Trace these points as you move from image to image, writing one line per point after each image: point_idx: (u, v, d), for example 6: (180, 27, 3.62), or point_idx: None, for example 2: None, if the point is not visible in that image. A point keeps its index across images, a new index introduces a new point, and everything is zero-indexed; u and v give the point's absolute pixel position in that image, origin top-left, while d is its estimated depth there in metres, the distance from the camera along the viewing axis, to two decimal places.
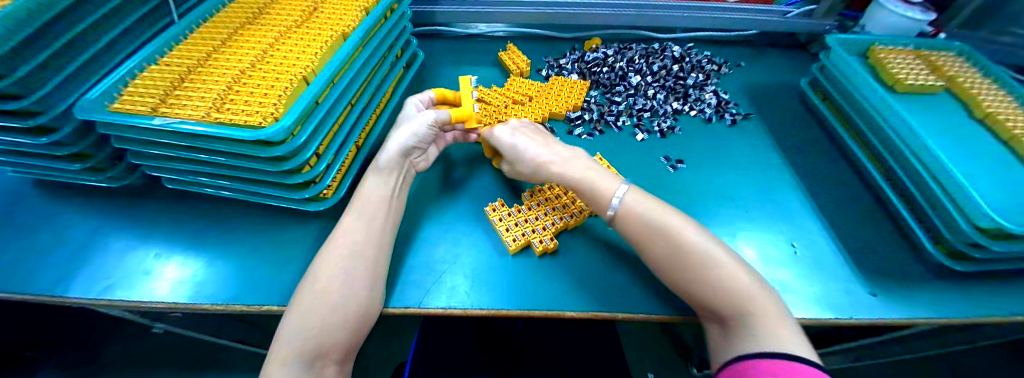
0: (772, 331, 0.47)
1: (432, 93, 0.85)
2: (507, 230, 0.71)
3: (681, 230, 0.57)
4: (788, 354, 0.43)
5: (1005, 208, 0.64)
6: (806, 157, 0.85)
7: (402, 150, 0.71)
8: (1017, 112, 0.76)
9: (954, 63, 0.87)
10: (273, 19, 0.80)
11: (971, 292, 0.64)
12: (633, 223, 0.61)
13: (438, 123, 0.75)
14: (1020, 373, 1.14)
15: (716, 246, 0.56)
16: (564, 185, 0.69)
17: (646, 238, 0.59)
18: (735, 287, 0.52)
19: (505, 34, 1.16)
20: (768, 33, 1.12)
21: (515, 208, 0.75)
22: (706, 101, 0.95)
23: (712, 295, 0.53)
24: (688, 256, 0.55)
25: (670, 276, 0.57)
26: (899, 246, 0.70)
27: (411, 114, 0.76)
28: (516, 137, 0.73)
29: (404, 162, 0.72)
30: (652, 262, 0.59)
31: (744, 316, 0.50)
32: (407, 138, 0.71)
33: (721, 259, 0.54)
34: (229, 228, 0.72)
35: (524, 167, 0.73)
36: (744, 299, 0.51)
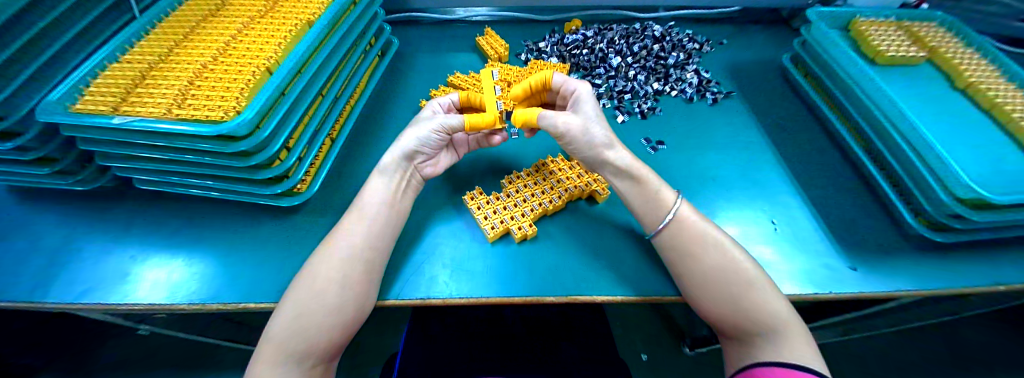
0: (796, 352, 0.49)
1: (457, 97, 0.78)
2: (487, 217, 0.70)
3: (717, 244, 0.58)
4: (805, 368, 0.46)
5: (985, 177, 0.64)
6: (789, 134, 0.85)
7: (406, 154, 0.67)
8: (999, 80, 0.76)
9: (936, 34, 0.86)
10: (237, 10, 0.77)
11: (950, 263, 0.64)
12: (668, 235, 0.61)
13: (447, 129, 0.69)
14: (999, 340, 1.16)
15: (749, 263, 0.56)
16: (625, 168, 0.65)
17: (685, 248, 0.59)
18: (763, 308, 0.53)
19: (484, 19, 1.14)
20: (750, 10, 1.10)
21: (494, 195, 0.75)
22: (688, 80, 0.94)
23: (742, 308, 0.53)
24: (725, 270, 0.56)
25: (701, 285, 0.57)
26: (880, 220, 0.70)
27: (427, 118, 0.70)
28: (596, 110, 0.69)
29: (409, 166, 0.68)
30: (687, 269, 0.58)
31: (769, 332, 0.51)
32: (410, 143, 0.67)
33: (752, 277, 0.55)
34: (208, 227, 0.71)
35: (604, 129, 0.67)
36: (771, 315, 0.52)
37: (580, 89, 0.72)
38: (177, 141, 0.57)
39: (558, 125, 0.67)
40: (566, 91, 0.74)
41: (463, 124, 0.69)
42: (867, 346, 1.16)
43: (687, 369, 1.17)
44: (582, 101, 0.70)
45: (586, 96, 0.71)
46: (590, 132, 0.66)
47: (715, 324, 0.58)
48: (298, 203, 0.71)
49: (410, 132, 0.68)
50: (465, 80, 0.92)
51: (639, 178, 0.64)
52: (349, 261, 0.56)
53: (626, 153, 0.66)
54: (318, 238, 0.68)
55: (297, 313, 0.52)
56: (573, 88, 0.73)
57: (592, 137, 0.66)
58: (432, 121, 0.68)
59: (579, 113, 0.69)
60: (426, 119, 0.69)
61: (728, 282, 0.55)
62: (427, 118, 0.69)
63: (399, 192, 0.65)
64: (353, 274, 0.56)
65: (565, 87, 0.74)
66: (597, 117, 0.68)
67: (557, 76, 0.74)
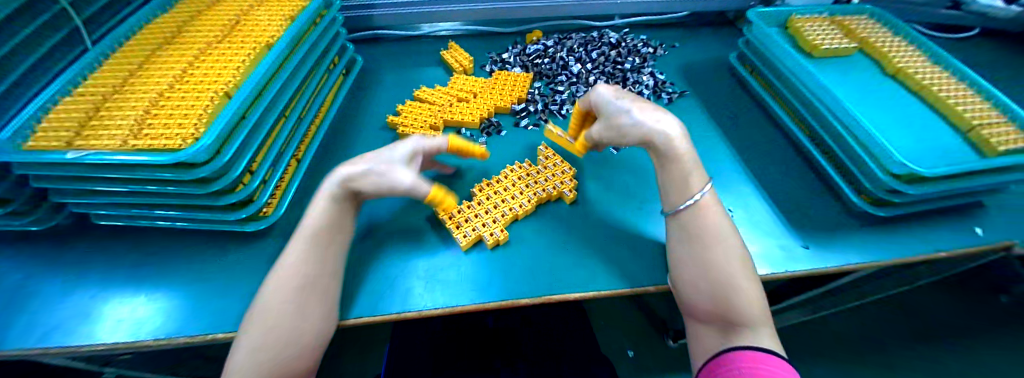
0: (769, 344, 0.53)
1: (444, 142, 0.73)
2: (458, 224, 0.71)
3: (728, 238, 0.58)
4: (767, 349, 0.52)
5: (915, 153, 0.69)
6: (740, 127, 0.90)
7: (346, 186, 0.61)
8: (922, 65, 0.83)
9: (865, 26, 0.93)
10: (194, 37, 0.77)
11: (892, 235, 0.69)
12: (687, 221, 0.60)
13: (407, 192, 0.64)
14: (940, 307, 1.28)
15: (746, 257, 0.59)
16: (669, 152, 0.61)
17: (699, 239, 0.58)
18: (752, 302, 0.55)
19: (448, 34, 1.16)
20: (699, 14, 1.16)
21: (465, 204, 0.75)
22: (644, 83, 0.97)
23: (739, 301, 0.55)
24: (730, 264, 0.57)
25: (705, 277, 0.57)
26: (826, 200, 0.75)
27: (389, 166, 0.64)
28: (621, 104, 0.65)
29: (348, 200, 0.62)
30: (695, 260, 0.58)
31: (753, 325, 0.54)
32: (359, 183, 0.62)
33: (751, 274, 0.57)
34: (171, 259, 0.69)
35: (640, 105, 0.64)
36: (758, 311, 0.55)
37: (600, 91, 0.70)
38: (134, 172, 0.57)
39: (596, 136, 0.72)
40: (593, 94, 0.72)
41: (428, 193, 0.65)
42: (830, 327, 1.25)
43: (675, 361, 1.20)
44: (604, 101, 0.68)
45: (606, 94, 0.68)
46: (621, 132, 0.65)
47: (694, 310, 0.59)
48: (263, 227, 0.70)
49: (367, 174, 0.62)
50: (432, 95, 0.94)
51: (683, 159, 0.61)
52: (320, 278, 0.56)
53: (665, 136, 0.61)
54: None
55: (271, 336, 0.51)
56: (595, 91, 0.72)
57: (631, 117, 0.63)
58: (396, 174, 0.63)
59: (607, 116, 0.68)
60: (385, 171, 0.63)
61: (731, 271, 0.56)
62: (387, 170, 0.63)
63: (344, 212, 0.62)
64: (312, 293, 0.55)
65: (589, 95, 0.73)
66: (623, 110, 0.65)
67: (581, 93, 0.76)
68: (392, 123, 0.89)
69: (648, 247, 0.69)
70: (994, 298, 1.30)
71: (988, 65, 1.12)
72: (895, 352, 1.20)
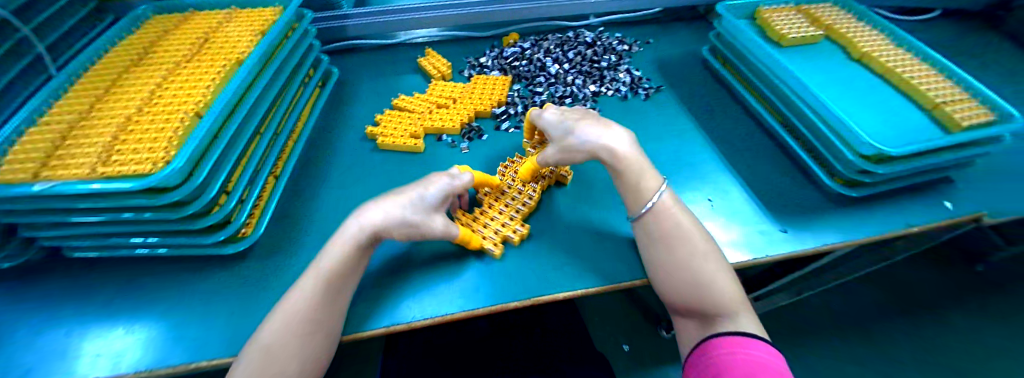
0: (750, 330, 0.54)
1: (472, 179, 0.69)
2: (480, 230, 0.69)
3: (692, 234, 0.60)
4: (748, 333, 0.53)
5: (883, 133, 0.72)
6: (716, 118, 0.91)
7: (373, 234, 0.58)
8: (885, 48, 0.86)
9: (830, 13, 0.96)
10: (163, 57, 0.76)
11: (865, 214, 0.71)
12: (650, 223, 0.62)
13: (436, 237, 0.61)
14: (918, 280, 1.33)
15: (712, 248, 0.60)
16: (622, 167, 0.65)
17: (664, 238, 0.60)
18: (725, 292, 0.56)
19: (424, 40, 1.16)
20: (671, 9, 1.18)
21: (477, 211, 0.73)
22: (621, 80, 0.99)
23: (711, 292, 0.56)
24: (698, 258, 0.58)
25: (676, 273, 0.59)
26: (801, 184, 0.77)
27: (423, 215, 0.60)
28: (567, 124, 0.70)
29: (373, 245, 0.59)
30: (664, 259, 0.60)
31: (730, 313, 0.56)
32: (384, 227, 0.58)
33: (719, 264, 0.59)
34: (149, 287, 0.67)
35: (584, 123, 0.69)
36: (733, 299, 0.56)
37: (547, 114, 0.74)
38: (106, 198, 0.55)
39: (545, 160, 0.72)
40: (540, 117, 0.76)
41: (459, 235, 0.62)
42: (816, 308, 1.28)
43: (666, 350, 1.22)
44: (553, 123, 0.72)
45: (555, 115, 0.73)
46: (571, 150, 0.68)
47: (673, 306, 0.61)
48: (244, 248, 0.68)
49: (400, 224, 0.59)
50: (411, 103, 0.93)
51: (634, 172, 0.64)
52: (317, 294, 0.53)
53: (614, 151, 0.65)
54: (270, 282, 0.66)
55: (267, 356, 0.49)
56: (541, 114, 0.75)
57: (579, 136, 0.67)
58: (431, 224, 0.60)
59: (557, 137, 0.71)
60: (420, 221, 0.60)
61: (700, 265, 0.58)
62: (422, 221, 0.60)
63: (364, 257, 0.58)
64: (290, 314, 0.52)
65: (537, 118, 0.76)
66: (570, 129, 0.69)
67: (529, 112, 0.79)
68: (372, 133, 0.88)
69: (631, 241, 0.69)
70: (970, 268, 1.36)
71: (949, 44, 1.16)
72: (880, 328, 1.24)
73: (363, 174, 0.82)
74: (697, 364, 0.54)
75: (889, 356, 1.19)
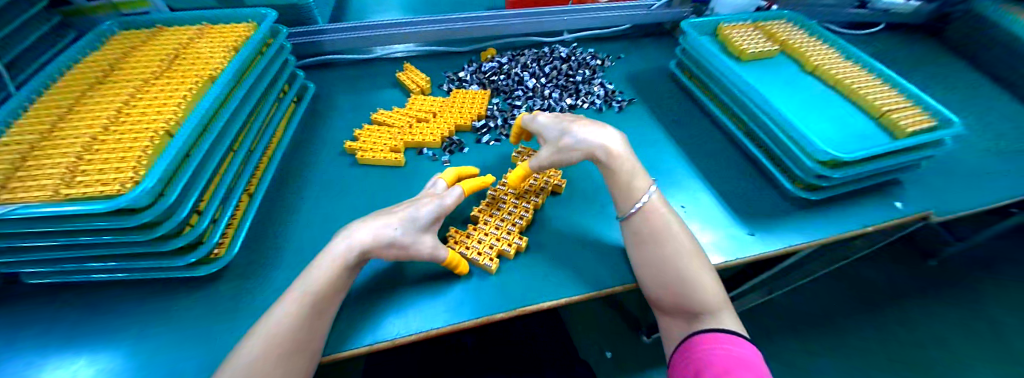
0: (730, 325, 0.58)
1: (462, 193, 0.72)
2: (474, 246, 0.69)
3: (676, 234, 0.63)
4: (730, 330, 0.57)
5: (837, 140, 0.77)
6: (686, 128, 0.96)
7: (362, 253, 0.58)
8: (834, 61, 0.93)
9: (784, 30, 1.03)
10: (131, 73, 0.74)
11: (824, 215, 0.76)
12: (637, 224, 0.65)
13: (424, 258, 0.62)
14: (877, 277, 1.41)
15: (695, 248, 0.63)
16: (614, 165, 0.69)
17: (652, 239, 0.63)
18: (708, 290, 0.60)
19: (402, 55, 1.17)
20: (639, 26, 1.24)
21: (470, 227, 0.73)
22: (595, 93, 1.02)
23: (695, 291, 0.60)
24: (683, 258, 0.61)
25: (662, 272, 0.61)
26: (766, 189, 0.81)
27: (415, 236, 0.61)
28: (561, 126, 0.74)
29: (360, 265, 0.59)
30: (651, 258, 0.62)
31: (712, 310, 0.59)
32: (373, 246, 0.59)
33: (702, 264, 0.62)
34: (112, 313, 0.63)
35: (578, 124, 0.73)
36: (715, 296, 0.60)
37: (541, 119, 0.78)
38: (70, 222, 0.53)
39: (538, 161, 0.75)
40: (535, 122, 0.80)
41: (447, 258, 0.63)
42: (786, 307, 1.34)
43: (651, 356, 1.24)
44: (548, 125, 0.76)
45: (549, 119, 0.77)
46: (566, 150, 0.72)
47: (659, 304, 0.64)
48: (217, 269, 0.66)
49: (390, 244, 0.60)
50: (391, 117, 0.94)
51: (626, 169, 0.68)
52: (297, 314, 0.52)
53: (607, 149, 0.69)
54: (246, 302, 0.64)
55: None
56: (536, 118, 0.80)
57: (573, 136, 0.72)
58: (422, 244, 0.61)
59: (552, 139, 0.75)
60: (409, 243, 0.61)
61: (686, 264, 0.61)
62: (413, 241, 0.61)
63: (351, 277, 0.58)
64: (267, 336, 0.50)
65: (532, 123, 0.80)
66: (565, 130, 0.73)
67: (523, 116, 0.83)
68: (351, 148, 0.87)
69: (609, 248, 0.71)
70: (924, 262, 1.45)
71: (893, 56, 1.26)
72: (847, 323, 1.30)
73: (343, 189, 0.81)
74: (680, 360, 0.57)
75: (856, 350, 1.25)
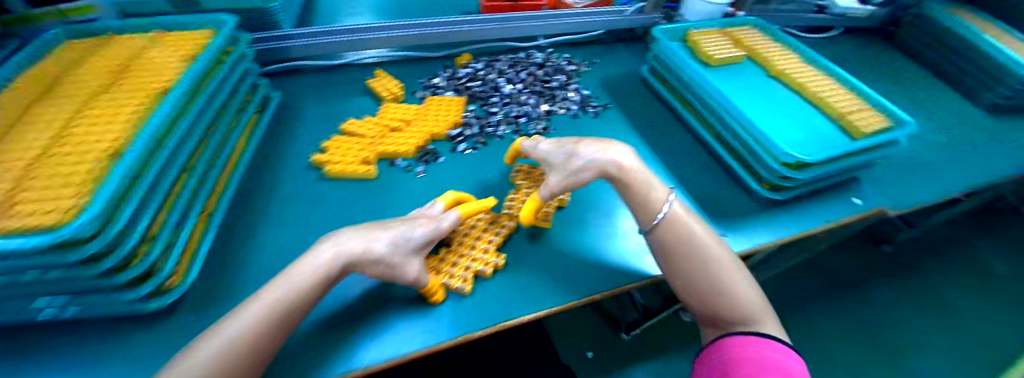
0: (767, 331, 0.61)
1: (460, 214, 0.68)
2: (448, 271, 0.66)
3: (705, 245, 0.65)
4: (767, 334, 0.59)
5: (802, 143, 0.80)
6: (658, 132, 0.97)
7: (347, 264, 0.56)
8: (796, 66, 0.96)
9: (751, 36, 1.06)
10: (74, 87, 0.68)
11: (790, 216, 0.79)
12: (663, 238, 0.66)
13: (407, 280, 0.59)
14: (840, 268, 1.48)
15: (726, 257, 0.65)
16: (633, 180, 0.69)
17: (681, 252, 0.65)
18: (742, 298, 0.62)
19: (375, 61, 1.13)
20: (614, 32, 1.25)
21: (444, 252, 0.70)
22: (571, 99, 1.03)
23: (729, 300, 0.62)
24: (714, 269, 0.63)
25: (695, 284, 0.64)
26: (736, 191, 0.83)
27: (404, 256, 0.59)
28: (567, 148, 0.73)
29: (339, 277, 0.56)
30: (682, 270, 0.65)
31: (748, 316, 0.62)
32: (358, 258, 0.57)
33: (735, 272, 0.64)
34: (54, 349, 0.57)
35: (582, 144, 0.72)
36: (750, 303, 0.62)
37: (542, 144, 0.78)
38: None
39: (550, 186, 0.71)
40: (534, 147, 0.79)
41: (428, 283, 0.60)
42: None
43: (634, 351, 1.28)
44: (553, 148, 0.75)
45: (551, 142, 0.77)
46: (578, 171, 0.70)
47: (696, 312, 0.67)
48: (174, 298, 0.62)
49: (379, 261, 0.57)
50: (362, 126, 0.90)
51: (644, 183, 0.68)
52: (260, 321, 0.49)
53: (621, 165, 0.69)
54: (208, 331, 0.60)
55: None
56: (538, 143, 0.79)
57: (582, 156, 0.71)
58: (411, 266, 0.58)
59: (560, 162, 0.73)
60: (396, 263, 0.58)
61: (714, 275, 0.63)
62: (399, 262, 0.58)
63: (325, 288, 0.55)
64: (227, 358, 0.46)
65: (532, 147, 0.80)
66: (573, 152, 0.72)
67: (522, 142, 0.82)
68: (318, 161, 0.84)
69: (589, 259, 0.71)
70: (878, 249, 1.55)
71: (850, 59, 1.33)
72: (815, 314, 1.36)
73: (313, 204, 0.78)
74: (713, 355, 0.61)
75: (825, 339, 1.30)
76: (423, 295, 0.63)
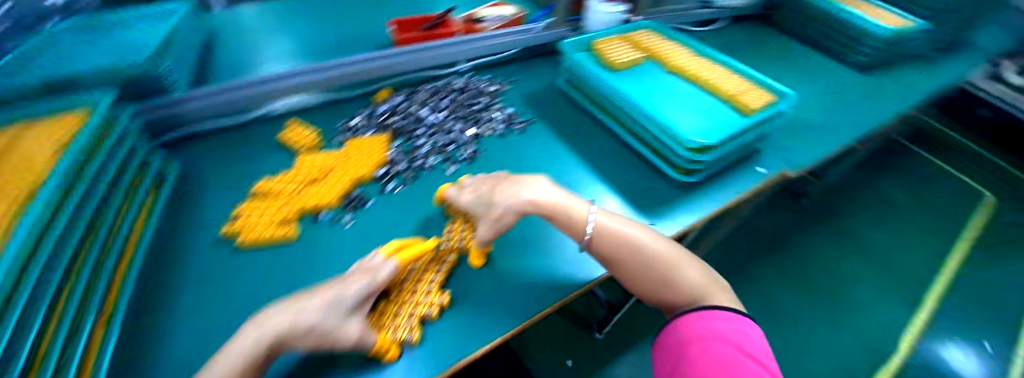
0: (713, 301, 0.66)
1: (399, 263, 0.64)
2: (393, 322, 0.62)
3: (641, 242, 0.68)
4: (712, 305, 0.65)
5: (704, 128, 0.88)
6: (581, 138, 1.01)
7: (274, 343, 0.51)
8: (688, 60, 1.06)
9: (648, 37, 1.16)
10: None
11: (707, 195, 0.86)
12: (603, 247, 0.69)
13: (348, 345, 0.55)
14: None
15: (663, 246, 0.69)
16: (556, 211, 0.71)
17: (621, 256, 0.68)
18: (683, 280, 0.68)
19: (286, 111, 1.05)
20: (529, 48, 1.29)
21: (387, 303, 0.65)
22: (495, 119, 1.05)
23: (673, 285, 0.67)
24: (654, 262, 0.68)
25: (641, 279, 0.69)
26: (658, 181, 0.89)
27: (340, 319, 0.55)
28: (485, 195, 0.74)
29: (267, 358, 0.51)
30: (626, 270, 0.69)
31: (693, 294, 0.67)
32: (287, 333, 0.52)
33: (673, 258, 0.68)
34: None
35: (499, 189, 0.73)
36: (691, 282, 0.68)
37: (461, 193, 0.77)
38: None
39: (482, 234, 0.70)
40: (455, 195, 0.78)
41: (376, 342, 0.57)
42: None
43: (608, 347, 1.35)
44: (472, 197, 0.75)
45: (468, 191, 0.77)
46: (504, 215, 0.70)
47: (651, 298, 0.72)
48: None
49: (311, 330, 0.53)
50: (277, 184, 0.84)
51: (568, 211, 0.71)
52: None
53: (541, 199, 0.72)
54: None
55: None
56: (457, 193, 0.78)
57: (502, 201, 0.71)
58: (350, 328, 0.55)
59: (483, 210, 0.73)
60: (332, 328, 0.54)
61: (661, 267, 0.68)
62: (336, 326, 0.54)
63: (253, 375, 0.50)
64: None
65: (452, 195, 0.79)
66: (492, 198, 0.72)
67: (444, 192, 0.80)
68: (230, 232, 0.77)
69: (531, 278, 0.73)
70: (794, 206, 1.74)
71: (736, 45, 1.49)
72: None
73: (236, 277, 0.71)
74: (672, 334, 0.65)
75: None
76: (372, 356, 0.59)
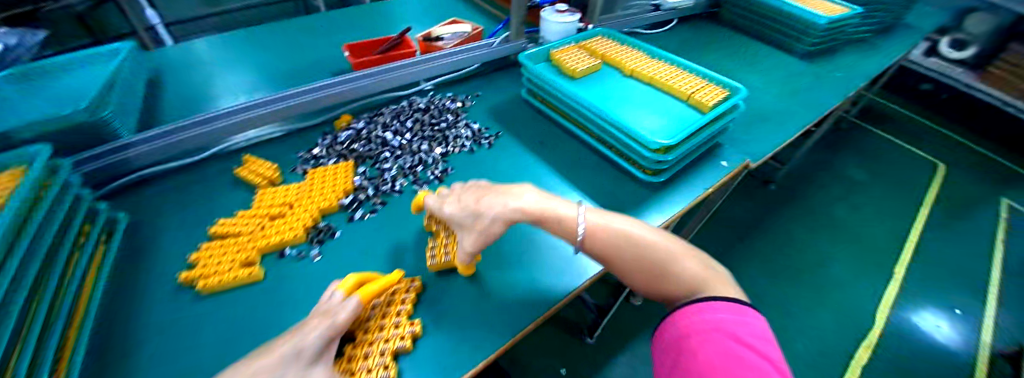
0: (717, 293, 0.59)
1: (361, 300, 0.61)
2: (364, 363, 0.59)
3: (633, 234, 0.66)
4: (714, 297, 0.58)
5: (664, 128, 0.91)
6: (549, 147, 1.02)
7: None
8: (644, 62, 1.09)
9: (603, 44, 1.19)
10: None
11: (675, 192, 0.88)
12: (592, 240, 0.67)
13: None
14: None
15: (658, 238, 0.66)
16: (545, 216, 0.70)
17: (613, 247, 0.66)
18: (681, 271, 0.62)
19: (245, 145, 1.02)
20: (490, 62, 1.31)
21: (353, 345, 0.62)
22: (462, 136, 1.04)
23: (671, 276, 0.62)
24: (647, 252, 0.64)
25: (635, 271, 0.65)
26: (628, 183, 0.91)
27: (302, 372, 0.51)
28: (471, 205, 0.71)
29: None
30: (620, 262, 0.66)
31: (694, 286, 0.61)
32: None
33: (670, 250, 0.65)
34: None
35: (485, 198, 0.71)
36: (691, 274, 0.62)
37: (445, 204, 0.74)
38: None
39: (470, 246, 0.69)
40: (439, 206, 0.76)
41: None
42: None
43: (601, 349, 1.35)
44: (457, 208, 0.73)
45: (453, 201, 0.74)
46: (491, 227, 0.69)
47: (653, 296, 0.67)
48: None
49: None
50: (235, 225, 0.81)
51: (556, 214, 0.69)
52: None
53: (529, 206, 0.70)
54: None
55: None
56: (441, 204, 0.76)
57: (488, 211, 0.69)
58: None
59: (469, 221, 0.71)
60: None
61: (659, 260, 0.64)
62: None
63: None
64: None
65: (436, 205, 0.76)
66: (479, 209, 0.70)
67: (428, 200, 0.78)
68: (188, 279, 0.72)
69: (509, 297, 0.72)
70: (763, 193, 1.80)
71: (690, 44, 1.55)
72: None
73: (201, 326, 0.68)
74: (667, 329, 0.58)
75: None
76: None
